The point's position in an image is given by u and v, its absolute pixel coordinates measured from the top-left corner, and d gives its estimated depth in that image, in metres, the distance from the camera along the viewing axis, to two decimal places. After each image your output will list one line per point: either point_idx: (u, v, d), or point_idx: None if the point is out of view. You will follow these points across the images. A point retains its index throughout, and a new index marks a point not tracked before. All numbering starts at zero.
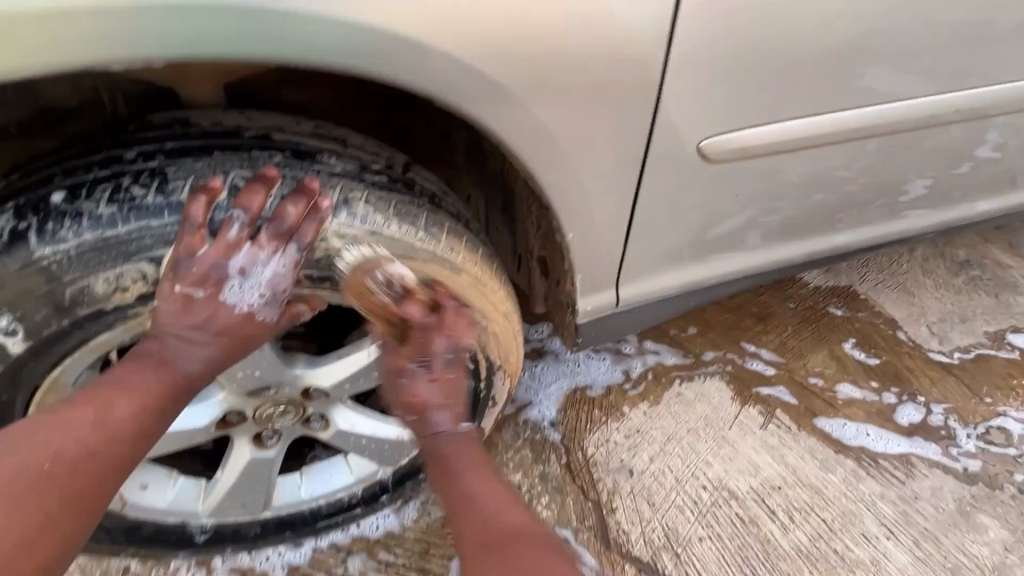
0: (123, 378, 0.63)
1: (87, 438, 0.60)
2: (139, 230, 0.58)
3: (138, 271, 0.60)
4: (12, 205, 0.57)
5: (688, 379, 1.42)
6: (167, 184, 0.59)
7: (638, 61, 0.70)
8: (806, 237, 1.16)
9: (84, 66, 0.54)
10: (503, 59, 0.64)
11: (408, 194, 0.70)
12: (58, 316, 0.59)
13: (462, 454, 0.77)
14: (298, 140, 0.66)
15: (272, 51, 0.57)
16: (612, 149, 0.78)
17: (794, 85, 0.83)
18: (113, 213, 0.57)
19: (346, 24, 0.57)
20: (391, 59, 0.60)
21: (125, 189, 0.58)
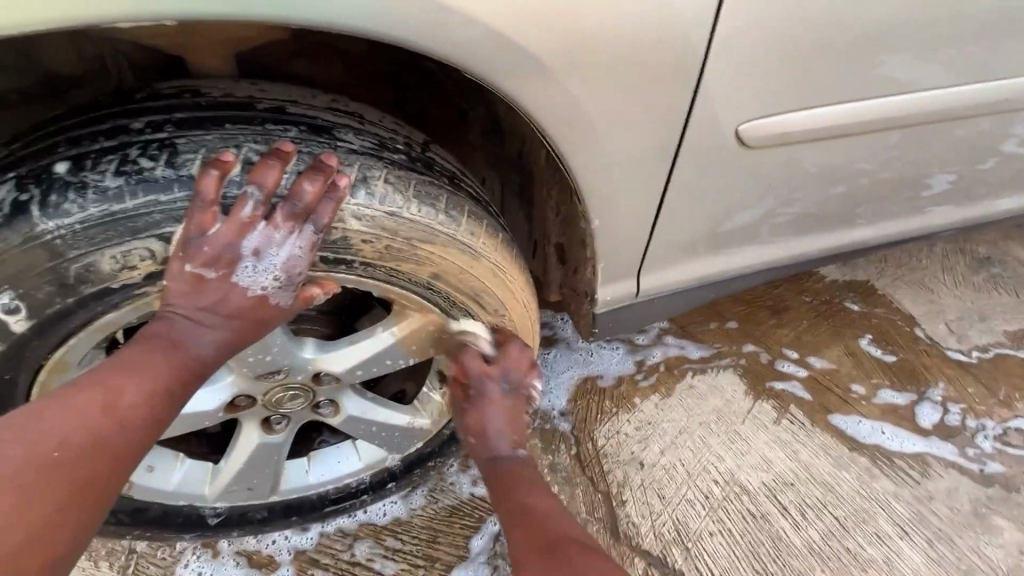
0: (130, 361, 0.59)
1: (96, 425, 0.57)
2: (147, 205, 0.55)
3: (146, 248, 0.57)
4: (14, 175, 0.55)
5: (700, 372, 1.39)
6: (177, 157, 0.56)
7: (673, 37, 0.66)
8: (830, 230, 1.12)
9: (77, 22, 0.50)
10: (533, 28, 0.60)
11: (428, 174, 0.67)
12: (63, 294, 0.57)
13: (520, 470, 0.85)
14: (313, 114, 0.63)
15: (289, 13, 0.53)
16: (642, 132, 0.74)
17: (834, 68, 0.79)
18: (120, 186, 0.54)
19: None
20: (415, 26, 0.56)
21: (133, 161, 0.55)
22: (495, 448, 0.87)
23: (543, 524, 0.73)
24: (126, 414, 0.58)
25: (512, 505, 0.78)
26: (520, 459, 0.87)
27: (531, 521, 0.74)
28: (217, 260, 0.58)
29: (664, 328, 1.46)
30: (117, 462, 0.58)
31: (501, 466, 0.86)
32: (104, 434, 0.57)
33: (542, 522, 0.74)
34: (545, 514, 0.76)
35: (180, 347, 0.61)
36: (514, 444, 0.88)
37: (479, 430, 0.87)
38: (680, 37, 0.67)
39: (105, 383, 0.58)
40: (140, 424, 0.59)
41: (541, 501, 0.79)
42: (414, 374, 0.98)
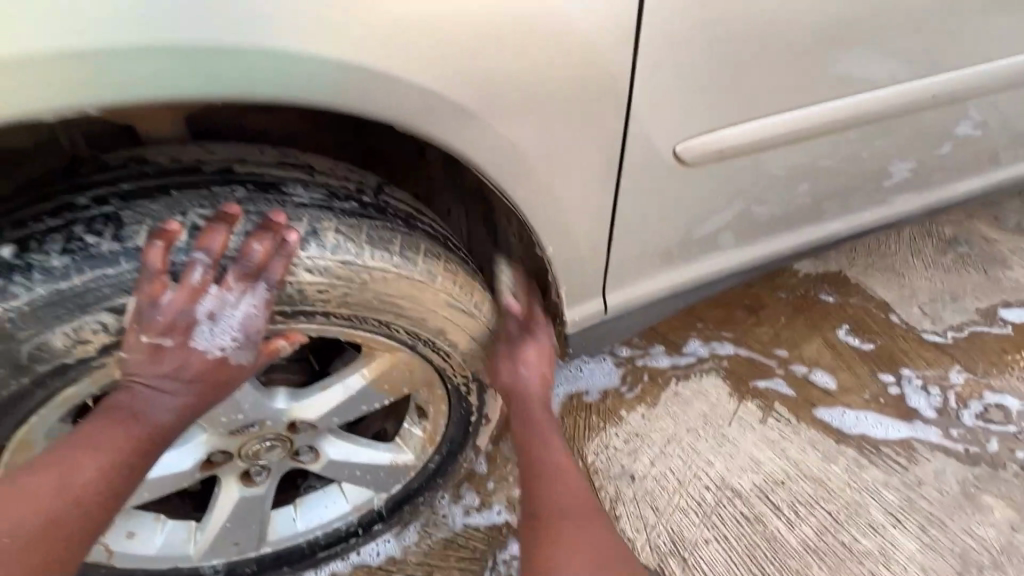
0: (89, 435, 0.59)
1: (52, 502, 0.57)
2: (95, 280, 0.56)
3: (97, 322, 0.57)
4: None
5: (684, 377, 1.41)
6: (123, 230, 0.57)
7: (603, 68, 0.69)
8: (793, 229, 1.15)
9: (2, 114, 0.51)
10: (462, 78, 0.62)
11: (382, 219, 0.68)
12: (17, 375, 0.57)
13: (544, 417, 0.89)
14: (261, 171, 0.64)
15: (226, 86, 0.55)
16: (585, 158, 0.76)
17: (766, 79, 0.82)
18: (66, 264, 0.55)
19: (297, 54, 0.55)
20: (342, 87, 0.58)
21: (78, 238, 0.56)
22: (523, 377, 0.87)
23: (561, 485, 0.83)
24: (82, 489, 0.58)
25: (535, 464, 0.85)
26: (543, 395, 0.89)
27: (562, 494, 0.82)
28: (173, 326, 0.59)
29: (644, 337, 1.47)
30: (76, 539, 0.58)
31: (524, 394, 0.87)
32: (60, 512, 0.57)
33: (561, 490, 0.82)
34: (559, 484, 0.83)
35: (139, 416, 0.61)
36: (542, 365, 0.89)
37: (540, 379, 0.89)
38: (607, 67, 0.69)
39: (61, 461, 0.58)
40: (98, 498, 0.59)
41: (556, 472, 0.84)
42: (393, 412, 0.98)
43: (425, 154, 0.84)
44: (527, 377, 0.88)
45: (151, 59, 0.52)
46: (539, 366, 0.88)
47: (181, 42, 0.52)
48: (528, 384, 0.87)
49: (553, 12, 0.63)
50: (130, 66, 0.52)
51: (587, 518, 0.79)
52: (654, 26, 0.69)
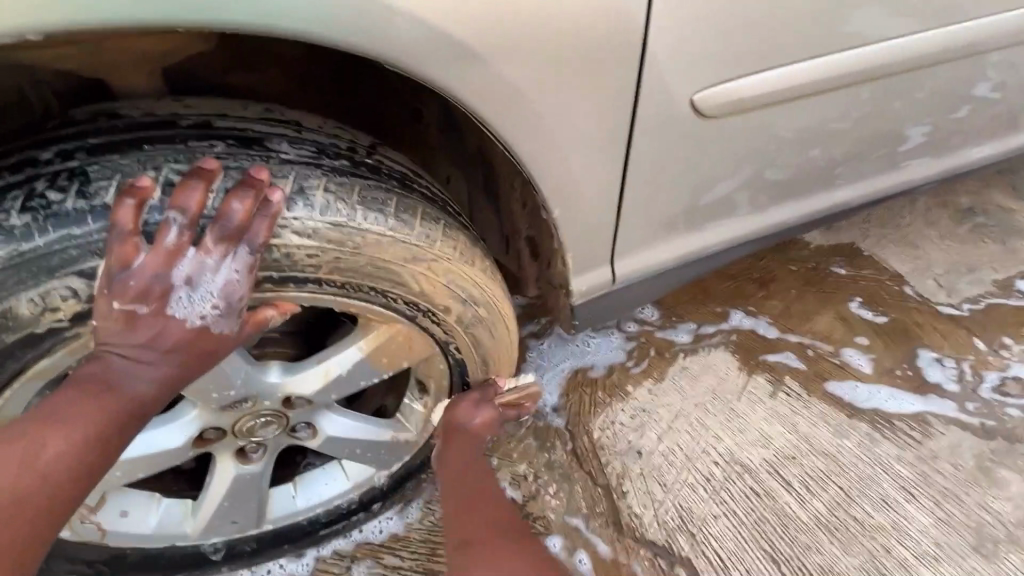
0: (56, 409, 0.55)
1: (15, 481, 0.52)
2: (61, 241, 0.52)
3: (64, 288, 0.53)
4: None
5: (692, 352, 1.37)
6: (89, 186, 0.53)
7: (612, 9, 0.63)
8: (808, 195, 1.09)
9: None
10: (459, 12, 0.56)
11: (375, 178, 0.63)
12: None
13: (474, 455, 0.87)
14: (242, 126, 0.59)
15: (200, 17, 0.50)
16: (594, 111, 0.71)
17: (786, 27, 0.76)
18: (27, 223, 0.51)
19: None
20: (329, 22, 0.53)
21: (40, 195, 0.52)
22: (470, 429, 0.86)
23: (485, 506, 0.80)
24: (45, 468, 0.53)
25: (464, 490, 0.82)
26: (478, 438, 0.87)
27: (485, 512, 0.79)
28: (146, 291, 0.54)
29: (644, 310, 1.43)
30: (47, 517, 0.54)
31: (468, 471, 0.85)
32: (26, 491, 0.53)
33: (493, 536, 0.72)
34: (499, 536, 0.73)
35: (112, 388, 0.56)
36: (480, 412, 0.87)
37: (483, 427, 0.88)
38: (619, 7, 0.63)
39: (27, 436, 0.53)
40: (71, 473, 0.55)
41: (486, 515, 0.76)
42: (393, 387, 0.95)
43: (423, 115, 0.79)
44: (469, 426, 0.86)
45: None
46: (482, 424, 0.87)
47: None
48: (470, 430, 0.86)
49: None
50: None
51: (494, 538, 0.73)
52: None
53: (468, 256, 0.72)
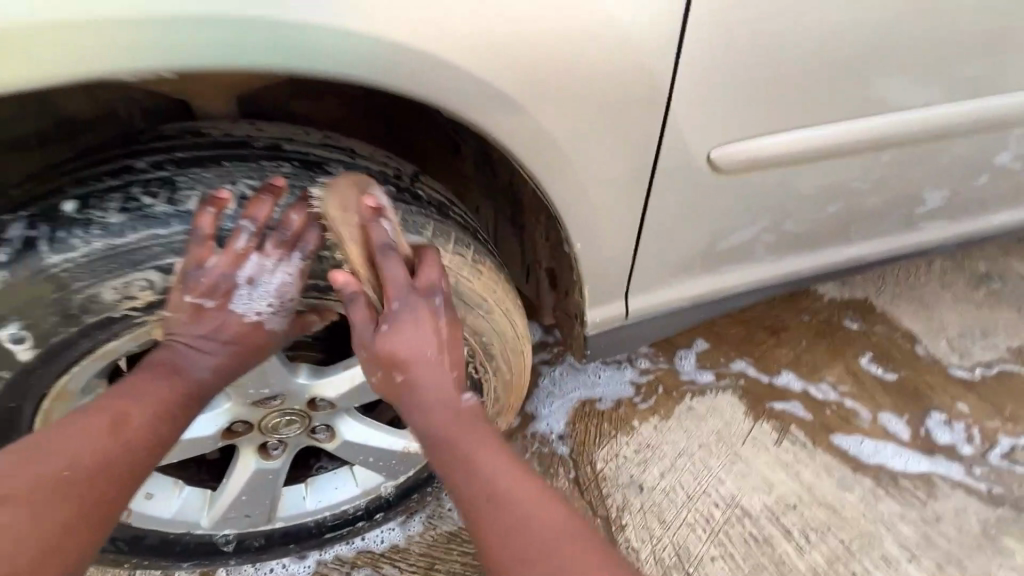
0: (136, 387, 0.66)
1: (101, 447, 0.62)
2: (149, 239, 0.59)
3: (142, 282, 0.60)
4: (20, 212, 0.58)
5: (699, 393, 1.39)
6: (178, 193, 0.60)
7: (643, 71, 0.70)
8: (819, 249, 1.14)
9: (84, 70, 0.53)
10: (508, 65, 0.64)
11: (416, 205, 0.71)
12: (66, 324, 0.60)
13: (468, 424, 0.71)
14: (307, 150, 0.67)
15: (282, 61, 0.57)
16: (623, 156, 0.77)
17: (806, 94, 0.82)
18: (123, 222, 0.58)
19: (352, 35, 0.57)
20: (392, 69, 0.60)
21: (136, 198, 0.59)
22: (433, 390, 0.70)
23: (497, 487, 0.68)
24: (128, 436, 0.64)
25: (468, 477, 0.68)
26: (466, 411, 0.72)
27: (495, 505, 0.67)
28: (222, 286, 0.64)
29: (682, 356, 1.45)
30: (124, 481, 0.64)
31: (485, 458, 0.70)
32: (110, 456, 0.63)
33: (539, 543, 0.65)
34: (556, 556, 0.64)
35: (183, 374, 0.68)
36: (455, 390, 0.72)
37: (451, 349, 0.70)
38: (650, 68, 0.70)
39: (112, 408, 0.64)
40: (147, 441, 0.66)
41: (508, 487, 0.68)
42: None
43: (462, 150, 0.86)
44: (426, 389, 0.70)
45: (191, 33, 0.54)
46: (435, 377, 0.70)
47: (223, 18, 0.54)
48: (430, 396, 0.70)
49: (600, 13, 0.64)
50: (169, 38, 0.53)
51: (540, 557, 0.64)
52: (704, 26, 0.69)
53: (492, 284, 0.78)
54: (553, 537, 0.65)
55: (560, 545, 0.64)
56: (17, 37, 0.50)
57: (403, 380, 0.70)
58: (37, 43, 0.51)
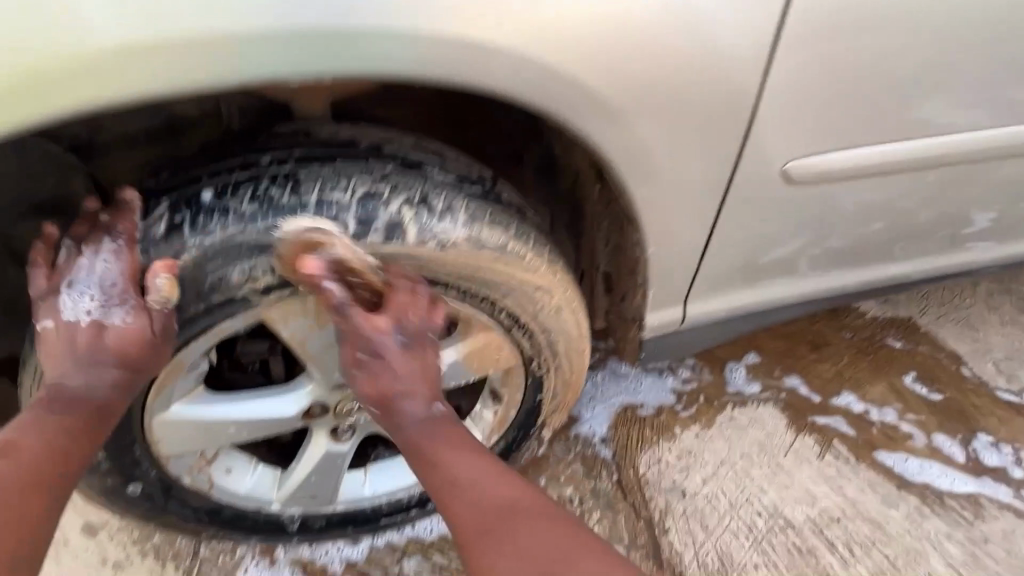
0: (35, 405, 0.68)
1: (5, 456, 0.65)
2: (274, 226, 0.65)
3: (263, 266, 0.66)
4: (167, 200, 0.66)
5: (741, 404, 1.41)
6: (300, 186, 0.66)
7: (728, 86, 0.74)
8: (871, 264, 1.16)
9: (161, 87, 0.57)
10: (613, 76, 0.68)
11: (500, 205, 0.75)
12: (197, 300, 0.67)
13: (434, 435, 0.76)
14: (405, 152, 0.72)
15: (412, 67, 0.62)
16: (700, 166, 0.81)
17: (879, 112, 0.84)
18: (254, 210, 0.65)
19: (480, 47, 0.62)
20: (512, 77, 0.64)
21: (265, 189, 0.66)
22: (409, 407, 0.77)
23: (472, 484, 0.73)
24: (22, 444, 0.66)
25: (433, 476, 0.75)
26: (439, 419, 0.78)
27: (465, 489, 0.72)
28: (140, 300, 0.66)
29: (734, 369, 1.46)
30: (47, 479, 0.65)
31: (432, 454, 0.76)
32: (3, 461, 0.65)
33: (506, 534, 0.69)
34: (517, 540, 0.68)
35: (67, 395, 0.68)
36: (428, 403, 0.78)
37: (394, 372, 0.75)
38: (738, 84, 0.74)
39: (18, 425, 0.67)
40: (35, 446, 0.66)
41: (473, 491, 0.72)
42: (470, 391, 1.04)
43: (524, 157, 0.96)
44: (407, 409, 0.76)
45: (290, 48, 0.58)
46: (412, 379, 0.76)
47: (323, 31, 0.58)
48: (410, 416, 0.76)
49: (696, 30, 0.68)
50: (267, 52, 0.58)
51: (502, 524, 0.69)
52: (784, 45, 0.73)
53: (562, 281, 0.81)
54: (507, 509, 0.71)
55: (527, 522, 0.70)
56: (135, 54, 0.55)
57: (388, 409, 0.77)
58: (115, 65, 0.55)
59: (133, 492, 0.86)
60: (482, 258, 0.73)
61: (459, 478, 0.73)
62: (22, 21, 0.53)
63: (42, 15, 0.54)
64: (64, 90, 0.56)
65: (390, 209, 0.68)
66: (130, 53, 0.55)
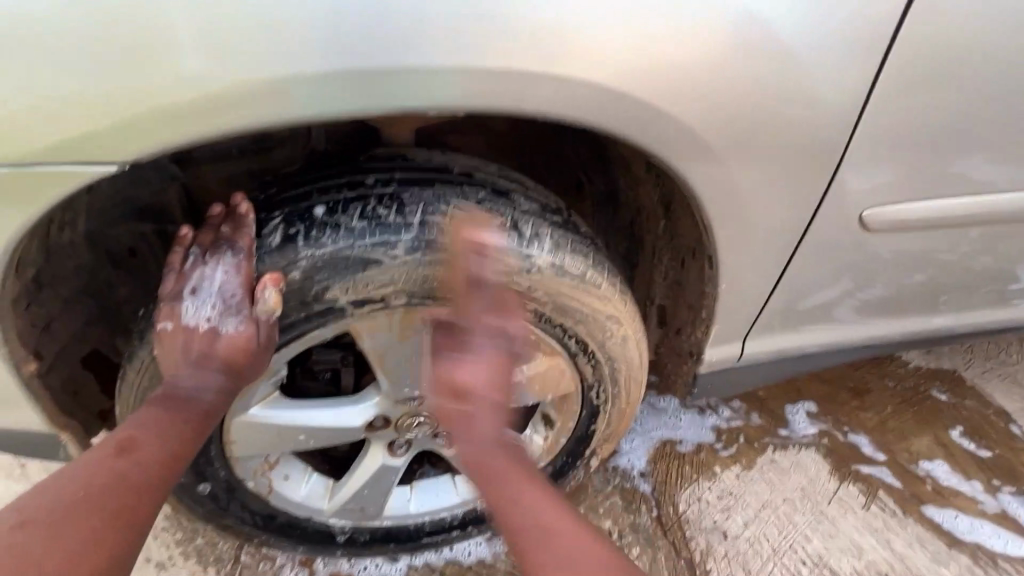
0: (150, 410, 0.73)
1: (123, 448, 0.69)
2: (380, 243, 0.69)
3: (372, 277, 0.71)
4: (281, 214, 0.71)
5: (782, 447, 1.39)
6: (405, 207, 0.71)
7: (809, 134, 0.75)
8: (926, 313, 1.15)
9: (254, 126, 0.59)
10: (703, 120, 0.69)
11: (578, 235, 0.80)
12: (299, 309, 0.72)
13: (497, 452, 0.76)
14: (494, 181, 0.77)
15: (517, 100, 0.63)
16: (778, 209, 0.82)
17: (954, 166, 0.85)
18: (364, 227, 0.69)
19: (589, 88, 0.63)
20: (612, 114, 0.66)
21: (373, 209, 0.70)
22: (479, 423, 0.76)
23: (514, 505, 0.73)
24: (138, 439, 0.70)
25: (495, 496, 0.75)
26: (505, 439, 0.78)
27: (508, 509, 0.73)
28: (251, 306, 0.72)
29: (796, 412, 1.45)
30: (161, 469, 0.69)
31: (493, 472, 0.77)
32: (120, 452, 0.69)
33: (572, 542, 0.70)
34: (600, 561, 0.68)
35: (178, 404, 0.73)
36: (498, 424, 0.77)
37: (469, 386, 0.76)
38: (820, 134, 0.76)
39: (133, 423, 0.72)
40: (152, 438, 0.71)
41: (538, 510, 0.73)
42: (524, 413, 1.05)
43: (584, 190, 1.02)
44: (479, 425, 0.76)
45: (348, 85, 0.59)
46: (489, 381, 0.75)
47: (397, 70, 0.59)
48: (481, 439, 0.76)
49: (785, 79, 0.70)
50: (323, 88, 0.58)
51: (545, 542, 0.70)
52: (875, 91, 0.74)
53: (628, 311, 0.84)
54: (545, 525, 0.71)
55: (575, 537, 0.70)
56: (214, 98, 0.57)
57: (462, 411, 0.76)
58: (191, 112, 0.57)
59: (201, 491, 0.89)
60: (557, 292, 0.77)
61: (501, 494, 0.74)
62: (130, 61, 0.55)
63: (149, 56, 0.55)
64: (169, 128, 0.58)
65: (486, 231, 0.72)
66: (210, 98, 0.57)
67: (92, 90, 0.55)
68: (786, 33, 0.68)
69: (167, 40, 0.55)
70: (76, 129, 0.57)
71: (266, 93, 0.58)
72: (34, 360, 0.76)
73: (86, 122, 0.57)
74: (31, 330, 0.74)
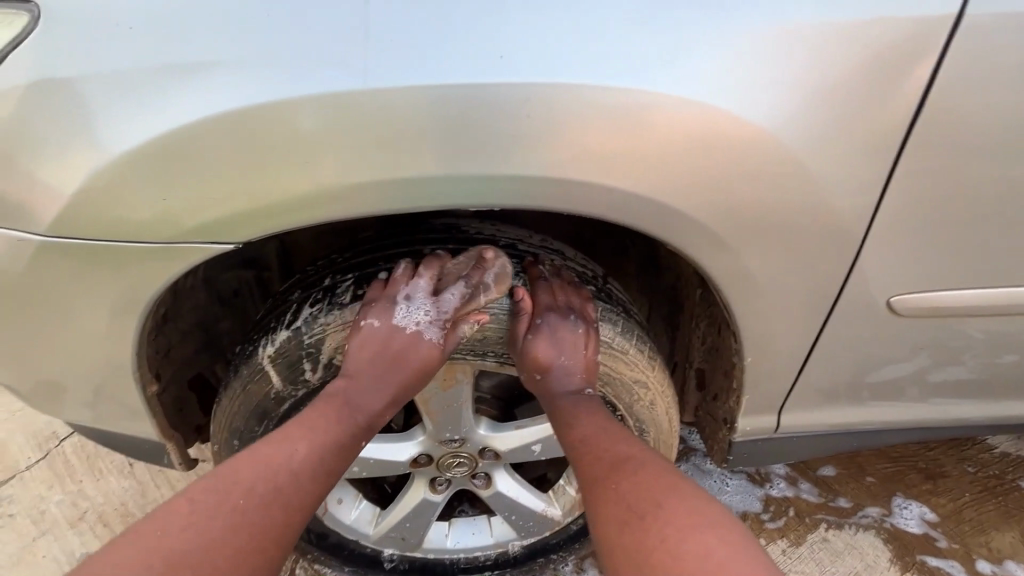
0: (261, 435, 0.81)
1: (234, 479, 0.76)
2: None
3: None
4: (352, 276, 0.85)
5: (836, 527, 1.31)
6: (453, 277, 0.82)
7: (838, 223, 0.78)
8: (999, 400, 1.08)
9: (326, 218, 0.72)
10: (727, 215, 0.75)
11: (611, 303, 0.89)
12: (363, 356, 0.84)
13: (587, 410, 0.87)
14: (535, 252, 0.89)
15: (550, 196, 0.72)
16: (808, 292, 0.85)
17: (1002, 255, 0.84)
18: None
19: (616, 192, 0.71)
20: (635, 211, 0.73)
21: None
22: (558, 386, 0.88)
23: (633, 475, 0.79)
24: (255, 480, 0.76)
25: (596, 463, 0.82)
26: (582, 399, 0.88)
27: (631, 477, 0.79)
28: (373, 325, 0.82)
29: (904, 506, 1.35)
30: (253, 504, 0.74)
31: (573, 434, 0.85)
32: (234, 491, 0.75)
33: (671, 518, 0.72)
34: (705, 545, 0.69)
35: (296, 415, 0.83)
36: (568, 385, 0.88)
37: (585, 369, 0.88)
38: (847, 226, 0.78)
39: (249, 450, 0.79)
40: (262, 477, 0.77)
41: (645, 494, 0.76)
42: (558, 463, 1.11)
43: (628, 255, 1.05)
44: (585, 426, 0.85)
45: (396, 189, 0.70)
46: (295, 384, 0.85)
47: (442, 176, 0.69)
48: (580, 419, 0.86)
49: (810, 178, 0.73)
50: (376, 191, 0.70)
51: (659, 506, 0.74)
52: (907, 184, 0.75)
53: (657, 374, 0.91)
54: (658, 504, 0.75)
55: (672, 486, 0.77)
56: (299, 200, 0.70)
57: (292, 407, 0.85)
58: (282, 207, 0.71)
59: None
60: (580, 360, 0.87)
61: (614, 460, 0.81)
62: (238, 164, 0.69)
63: (250, 160, 0.68)
64: (263, 219, 0.71)
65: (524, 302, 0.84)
66: (295, 200, 0.70)
67: (209, 187, 0.70)
68: (818, 131, 0.71)
69: (259, 149, 0.68)
70: (196, 216, 0.71)
71: (341, 192, 0.70)
72: (154, 382, 0.92)
73: (208, 212, 0.71)
74: (154, 358, 0.91)
